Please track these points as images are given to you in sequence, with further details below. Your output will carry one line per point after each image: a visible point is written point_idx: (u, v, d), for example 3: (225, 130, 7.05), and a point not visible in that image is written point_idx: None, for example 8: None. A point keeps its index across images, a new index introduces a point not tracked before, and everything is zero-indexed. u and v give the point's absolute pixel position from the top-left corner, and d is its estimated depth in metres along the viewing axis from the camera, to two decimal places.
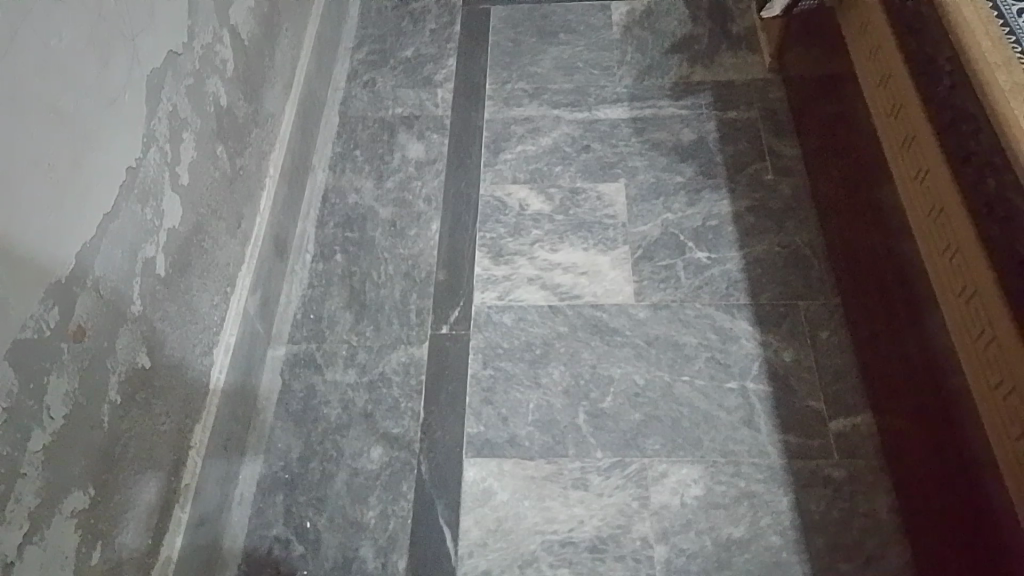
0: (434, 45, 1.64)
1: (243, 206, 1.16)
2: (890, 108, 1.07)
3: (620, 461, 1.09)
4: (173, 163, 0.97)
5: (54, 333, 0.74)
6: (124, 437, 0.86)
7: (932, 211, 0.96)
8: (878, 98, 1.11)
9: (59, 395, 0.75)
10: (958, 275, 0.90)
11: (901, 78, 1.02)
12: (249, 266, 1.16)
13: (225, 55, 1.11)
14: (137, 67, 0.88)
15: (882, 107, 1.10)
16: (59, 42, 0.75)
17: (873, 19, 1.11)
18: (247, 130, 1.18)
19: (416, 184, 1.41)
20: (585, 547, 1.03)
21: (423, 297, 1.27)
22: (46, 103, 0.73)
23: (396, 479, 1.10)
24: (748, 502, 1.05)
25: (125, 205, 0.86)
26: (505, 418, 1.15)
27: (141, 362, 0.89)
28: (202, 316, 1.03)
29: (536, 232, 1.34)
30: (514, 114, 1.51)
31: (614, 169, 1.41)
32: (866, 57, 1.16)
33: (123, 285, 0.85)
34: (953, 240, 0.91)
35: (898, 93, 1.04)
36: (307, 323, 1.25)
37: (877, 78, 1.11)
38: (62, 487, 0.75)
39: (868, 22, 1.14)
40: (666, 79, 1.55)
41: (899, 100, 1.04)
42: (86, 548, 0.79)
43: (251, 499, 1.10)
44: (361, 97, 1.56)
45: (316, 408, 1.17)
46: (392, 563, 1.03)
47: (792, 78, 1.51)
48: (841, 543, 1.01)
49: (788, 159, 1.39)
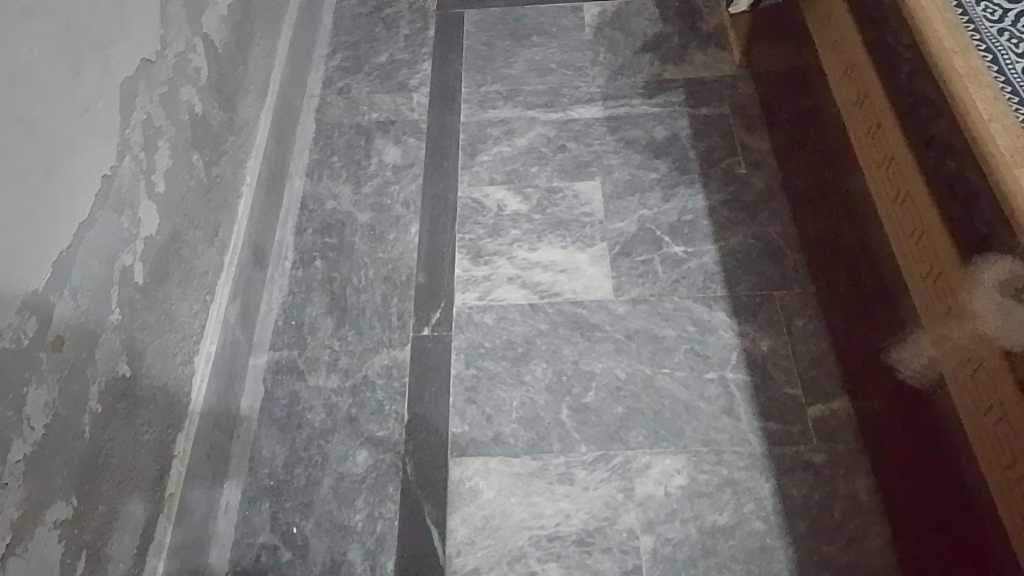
0: (408, 50, 1.66)
1: (220, 214, 1.16)
2: (856, 98, 1.09)
3: (604, 454, 1.10)
4: (149, 172, 0.97)
5: (32, 344, 0.74)
6: (106, 446, 0.86)
7: (900, 199, 0.98)
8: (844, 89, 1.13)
9: (39, 405, 0.75)
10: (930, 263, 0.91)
11: (865, 70, 1.04)
12: (228, 274, 1.16)
13: (198, 63, 1.12)
14: (109, 76, 0.89)
15: (848, 98, 1.12)
16: (29, 51, 0.76)
17: (836, 15, 1.14)
18: (222, 137, 1.19)
19: (394, 188, 1.42)
20: (573, 540, 1.03)
21: (403, 300, 1.28)
22: (18, 114, 0.74)
23: (383, 481, 1.10)
24: (731, 490, 1.06)
25: (100, 213, 0.86)
26: (489, 416, 1.15)
27: (121, 370, 0.89)
28: (182, 324, 1.03)
29: (514, 232, 1.35)
30: (489, 117, 1.52)
31: (589, 167, 1.43)
32: (830, 48, 1.18)
33: (100, 294, 0.85)
34: (918, 224, 0.93)
35: (862, 85, 1.06)
36: (288, 330, 1.26)
37: (842, 71, 1.14)
38: (46, 497, 0.75)
39: (831, 17, 1.17)
40: (638, 77, 1.57)
41: (863, 91, 1.06)
42: (71, 559, 0.79)
43: (237, 507, 1.10)
44: (336, 103, 1.56)
45: (300, 414, 1.17)
46: (381, 564, 1.03)
47: (761, 73, 1.53)
48: (823, 526, 1.02)
49: (760, 152, 1.41)
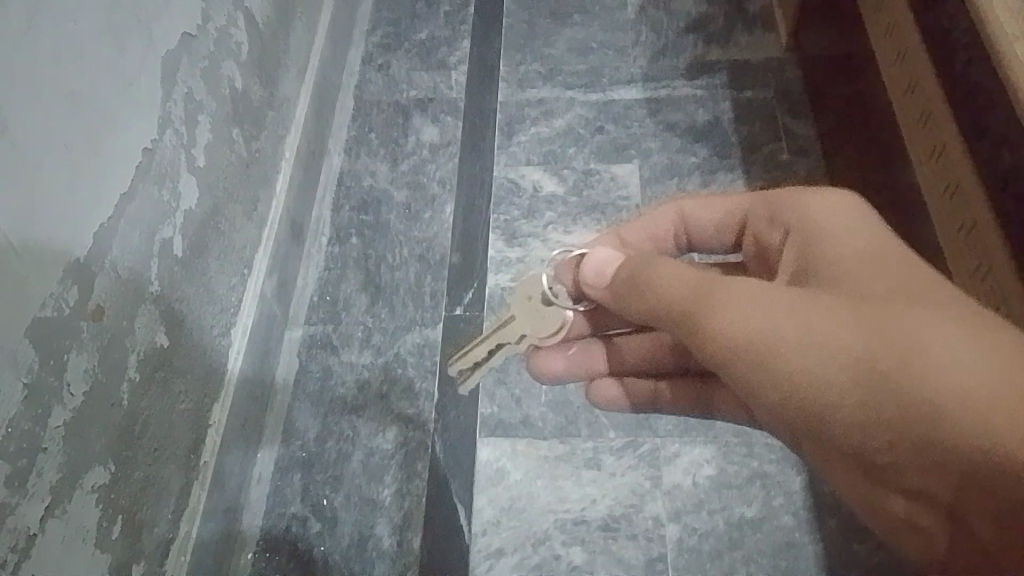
0: (448, 28, 1.64)
1: (259, 189, 1.18)
2: (931, 151, 1.16)
3: (632, 441, 1.10)
4: (189, 146, 0.98)
5: (74, 312, 0.76)
6: (143, 415, 0.88)
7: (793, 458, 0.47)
8: (920, 145, 1.19)
9: (79, 372, 0.77)
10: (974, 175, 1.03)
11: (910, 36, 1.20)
12: (265, 248, 1.18)
13: (239, 38, 1.12)
14: (151, 49, 0.89)
15: (922, 151, 1.19)
16: (73, 25, 0.77)
17: (911, 51, 1.19)
18: (262, 112, 1.20)
19: (430, 167, 1.42)
20: (598, 526, 1.04)
21: (437, 279, 1.28)
22: (64, 87, 0.75)
23: (411, 459, 1.12)
24: (760, 483, 1.05)
25: (142, 186, 0.88)
26: (519, 398, 1.15)
27: (159, 341, 0.91)
28: (220, 297, 1.05)
29: (549, 214, 1.34)
30: (528, 96, 1.51)
31: (628, 150, 1.41)
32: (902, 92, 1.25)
33: (141, 264, 0.87)
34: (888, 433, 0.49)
35: (939, 139, 1.13)
36: (323, 306, 1.27)
37: (915, 123, 1.21)
38: (84, 462, 0.78)
39: (906, 52, 1.22)
40: (681, 59, 1.53)
41: (942, 145, 1.12)
42: (107, 522, 0.81)
43: (269, 477, 1.12)
44: (375, 80, 1.56)
45: (332, 388, 1.19)
46: (407, 540, 1.05)
47: (811, 57, 1.49)
48: (853, 524, 1.02)
49: (805, 140, 1.38)
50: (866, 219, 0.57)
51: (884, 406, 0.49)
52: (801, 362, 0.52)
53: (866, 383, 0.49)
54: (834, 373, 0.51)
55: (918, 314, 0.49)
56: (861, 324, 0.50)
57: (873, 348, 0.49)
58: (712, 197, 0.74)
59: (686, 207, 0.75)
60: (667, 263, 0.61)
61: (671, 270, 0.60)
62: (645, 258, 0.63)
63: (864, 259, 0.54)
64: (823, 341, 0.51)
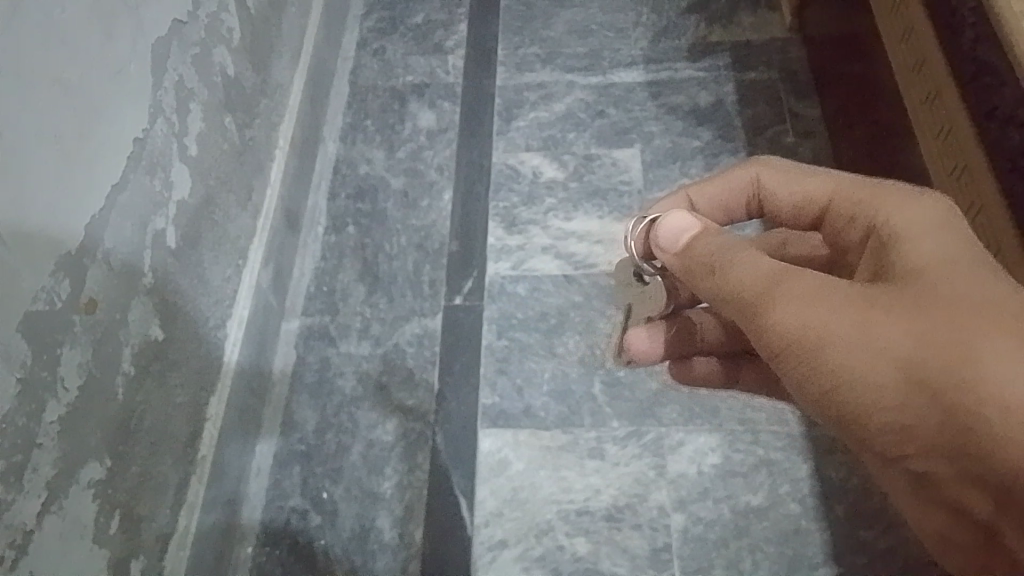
0: (445, 11, 1.60)
1: (253, 177, 1.15)
2: (938, 131, 1.14)
3: (636, 430, 1.09)
4: (181, 135, 0.96)
5: (66, 307, 0.74)
6: (140, 409, 0.86)
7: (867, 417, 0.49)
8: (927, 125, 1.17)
9: (72, 366, 0.75)
10: (984, 162, 1.00)
11: (919, 18, 1.16)
12: (261, 238, 1.16)
13: (230, 24, 1.09)
14: (141, 37, 0.87)
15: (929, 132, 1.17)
16: (62, 10, 0.74)
17: (918, 30, 1.17)
18: (256, 99, 1.17)
19: (427, 154, 1.39)
20: (602, 516, 1.03)
21: (436, 268, 1.26)
22: (52, 75, 0.73)
23: (412, 450, 1.10)
24: (767, 470, 1.04)
25: (133, 176, 0.85)
26: (520, 388, 1.14)
27: (154, 334, 0.89)
28: (215, 289, 1.03)
29: (549, 201, 1.32)
30: (527, 80, 1.48)
31: (629, 134, 1.38)
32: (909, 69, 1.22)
33: (134, 255, 0.85)
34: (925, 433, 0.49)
35: (947, 119, 1.11)
36: (320, 297, 1.25)
37: (922, 101, 1.19)
38: (81, 458, 0.76)
39: (912, 30, 1.19)
40: (682, 40, 1.50)
41: (949, 125, 1.10)
42: (106, 517, 0.80)
43: (268, 471, 1.11)
44: (370, 65, 1.53)
45: (331, 380, 1.17)
46: (409, 532, 1.04)
47: (815, 38, 1.46)
48: (861, 511, 1.00)
49: (809, 122, 1.36)
50: (948, 218, 0.52)
51: (927, 413, 0.48)
52: (853, 361, 0.50)
53: (914, 392, 0.48)
54: (880, 376, 0.49)
55: (976, 328, 0.46)
56: (913, 334, 0.48)
57: (920, 357, 0.48)
58: (798, 167, 0.63)
59: (762, 177, 0.65)
60: (742, 249, 0.55)
61: (742, 258, 0.55)
62: (720, 237, 0.57)
63: (937, 263, 0.49)
64: (876, 344, 0.49)
